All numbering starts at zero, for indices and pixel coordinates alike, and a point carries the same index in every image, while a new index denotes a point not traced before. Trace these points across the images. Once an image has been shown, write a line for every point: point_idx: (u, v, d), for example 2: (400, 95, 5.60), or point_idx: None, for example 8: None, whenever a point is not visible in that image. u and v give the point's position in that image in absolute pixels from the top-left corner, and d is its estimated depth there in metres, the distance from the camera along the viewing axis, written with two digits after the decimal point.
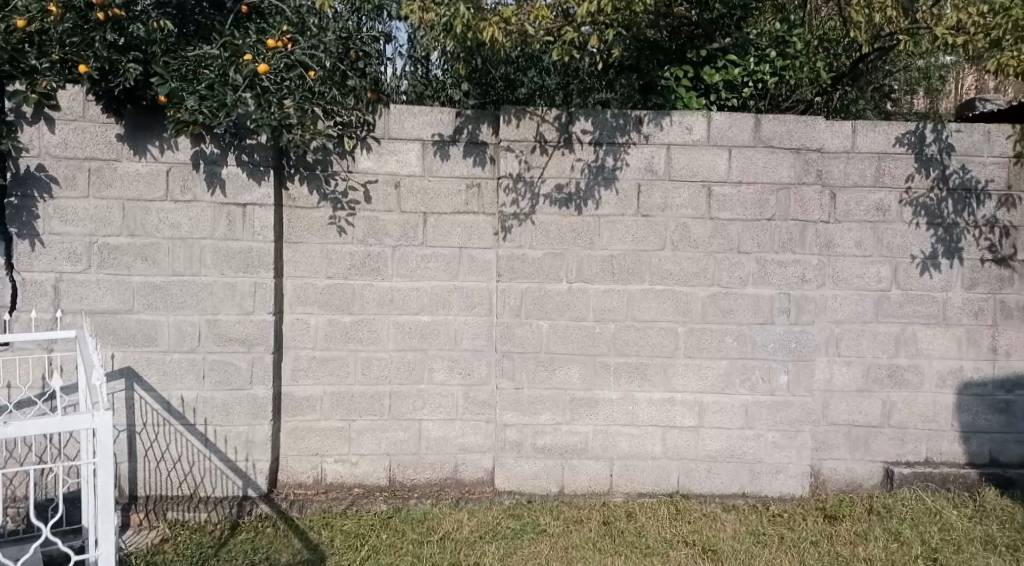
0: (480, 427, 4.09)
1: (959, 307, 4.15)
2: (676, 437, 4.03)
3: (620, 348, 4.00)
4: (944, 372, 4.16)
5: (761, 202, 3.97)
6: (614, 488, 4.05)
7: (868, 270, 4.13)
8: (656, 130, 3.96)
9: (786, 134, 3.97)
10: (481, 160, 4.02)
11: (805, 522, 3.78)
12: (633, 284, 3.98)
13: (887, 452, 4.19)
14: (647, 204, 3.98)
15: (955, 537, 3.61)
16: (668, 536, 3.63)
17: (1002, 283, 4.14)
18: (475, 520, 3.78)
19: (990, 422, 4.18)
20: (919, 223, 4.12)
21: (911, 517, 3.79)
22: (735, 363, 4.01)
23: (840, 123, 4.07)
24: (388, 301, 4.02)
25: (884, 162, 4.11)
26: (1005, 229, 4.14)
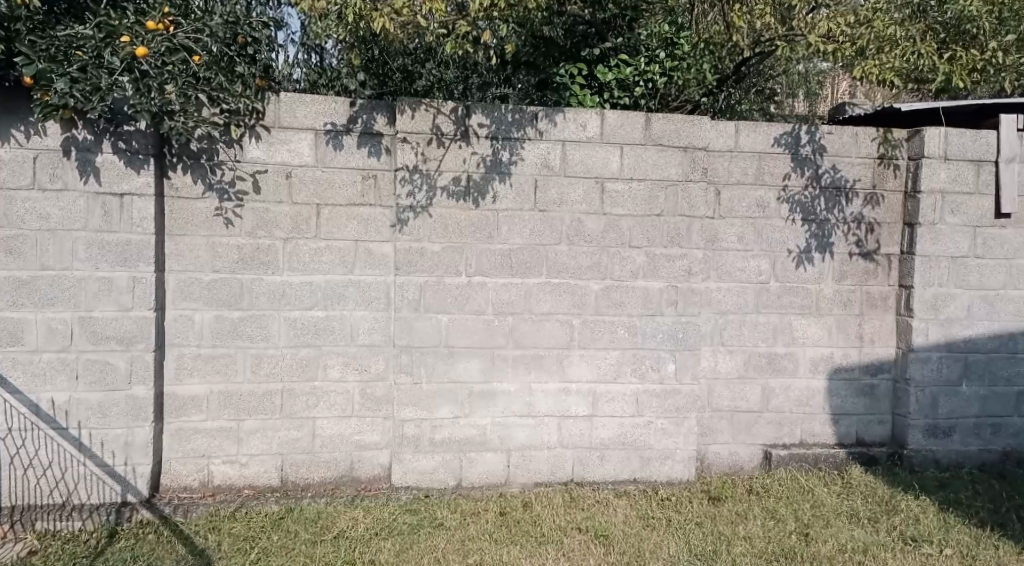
0: (377, 423, 4.03)
1: (830, 298, 4.44)
2: (570, 426, 4.11)
3: (518, 340, 4.04)
4: (816, 359, 4.44)
5: (651, 198, 4.11)
6: (512, 478, 4.08)
7: (749, 263, 4.35)
8: (551, 126, 4.02)
9: (675, 132, 4.11)
10: (376, 151, 3.95)
11: (691, 504, 3.94)
12: (530, 277, 4.03)
13: (766, 435, 4.43)
14: (543, 199, 4.03)
15: (823, 512, 3.83)
16: (563, 523, 3.70)
17: (867, 276, 4.46)
18: (370, 517, 3.73)
19: (857, 405, 4.50)
20: (795, 220, 4.38)
21: (787, 496, 4.01)
22: (626, 354, 4.12)
23: (724, 123, 4.26)
24: (280, 295, 3.90)
25: (764, 161, 4.34)
26: (870, 225, 4.46)
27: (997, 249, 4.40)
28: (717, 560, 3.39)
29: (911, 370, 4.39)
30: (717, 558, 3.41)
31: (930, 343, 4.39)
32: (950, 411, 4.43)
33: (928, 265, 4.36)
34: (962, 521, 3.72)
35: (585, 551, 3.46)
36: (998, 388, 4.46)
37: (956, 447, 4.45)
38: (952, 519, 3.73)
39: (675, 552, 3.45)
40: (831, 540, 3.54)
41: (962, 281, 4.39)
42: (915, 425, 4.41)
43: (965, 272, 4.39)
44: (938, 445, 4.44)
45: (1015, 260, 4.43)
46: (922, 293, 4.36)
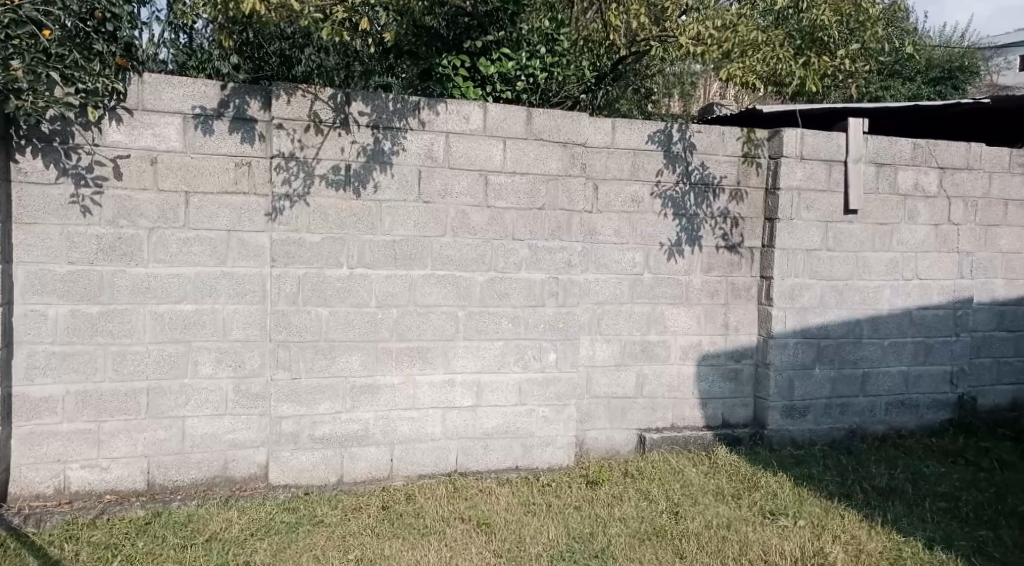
0: (253, 420, 3.88)
1: (699, 289, 4.68)
2: (454, 418, 4.12)
3: (401, 333, 4.00)
4: (687, 346, 4.67)
5: (533, 191, 4.17)
6: (394, 472, 4.05)
7: (625, 256, 4.51)
8: (433, 117, 4.00)
9: (555, 128, 4.19)
10: (250, 138, 3.79)
11: (570, 489, 4.04)
12: (414, 269, 3.99)
13: (641, 420, 4.62)
14: (426, 190, 4.00)
15: (692, 491, 4.02)
16: (446, 513, 3.70)
17: (732, 268, 4.73)
18: (245, 518, 3.59)
19: (724, 389, 4.77)
20: (667, 214, 4.58)
21: (659, 478, 4.18)
22: (509, 344, 4.18)
23: (601, 120, 4.39)
24: (145, 289, 3.67)
25: (639, 157, 4.50)
26: (735, 220, 4.72)
27: (846, 243, 4.78)
28: (592, 541, 3.45)
29: (771, 355, 4.70)
30: (592, 540, 3.47)
31: (787, 329, 4.71)
32: (804, 393, 4.78)
33: (786, 257, 4.68)
34: (813, 493, 3.99)
35: (467, 540, 3.46)
36: (846, 371, 4.85)
37: (810, 426, 4.81)
38: (805, 491, 4.00)
39: (554, 536, 3.50)
40: (698, 517, 3.70)
41: (815, 273, 4.74)
42: (774, 406, 4.73)
43: (817, 263, 4.74)
44: (794, 425, 4.78)
45: (861, 253, 4.83)
46: (781, 283, 4.67)
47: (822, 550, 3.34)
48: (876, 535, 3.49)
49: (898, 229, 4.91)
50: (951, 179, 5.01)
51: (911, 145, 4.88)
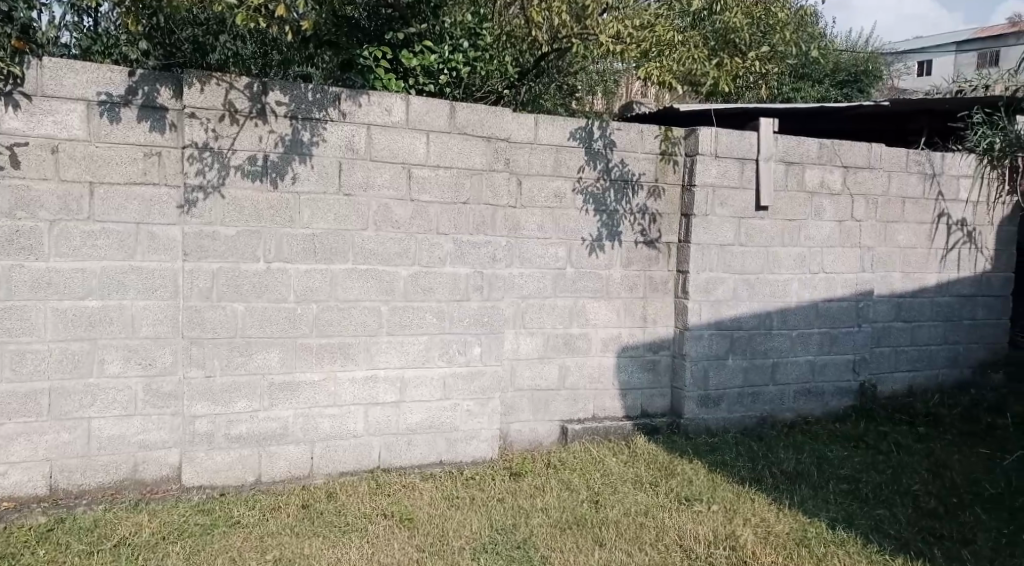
0: (165, 421, 3.73)
1: (619, 283, 4.78)
2: (377, 414, 4.07)
3: (322, 329, 3.92)
4: (607, 339, 4.77)
5: (457, 185, 4.15)
6: (315, 470, 3.98)
7: (548, 250, 4.55)
8: (354, 109, 3.93)
9: (478, 122, 4.19)
10: (160, 127, 3.63)
11: (493, 482, 4.06)
12: (335, 263, 3.92)
13: (563, 411, 4.68)
14: (347, 183, 3.93)
15: (612, 480, 4.10)
16: (368, 510, 3.66)
17: (651, 262, 4.85)
18: (156, 521, 3.45)
19: (642, 381, 4.89)
20: (588, 210, 4.65)
21: (580, 468, 4.25)
22: (433, 339, 4.16)
23: (524, 116, 4.41)
24: (45, 284, 3.48)
25: (561, 153, 4.55)
26: (653, 216, 4.84)
27: (757, 239, 4.97)
28: (515, 533, 3.48)
29: (687, 346, 4.84)
30: (515, 531, 3.50)
31: (702, 322, 4.86)
32: (718, 382, 4.96)
33: (701, 252, 4.82)
34: (727, 479, 4.13)
35: (389, 536, 3.42)
36: (757, 361, 5.05)
37: (723, 414, 4.98)
38: (719, 477, 4.13)
39: (477, 529, 3.51)
40: (617, 505, 3.78)
41: (728, 267, 4.90)
42: (690, 396, 4.88)
43: (731, 258, 4.91)
44: (709, 414, 4.94)
45: (771, 248, 5.02)
46: (696, 277, 4.82)
47: (734, 532, 3.46)
48: (783, 517, 3.64)
49: (806, 225, 5.13)
50: (853, 178, 5.27)
51: (817, 145, 5.11)
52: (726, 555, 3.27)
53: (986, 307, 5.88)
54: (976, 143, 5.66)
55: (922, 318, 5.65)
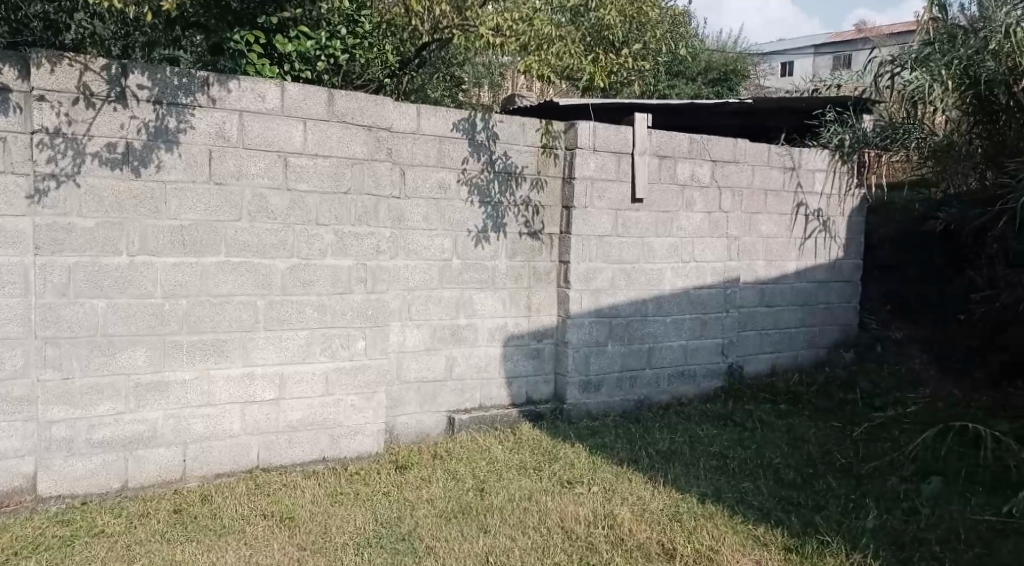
0: (16, 428, 3.43)
1: (503, 274, 4.82)
2: (254, 412, 3.93)
3: (193, 325, 3.74)
4: (493, 329, 4.81)
5: (336, 175, 4.06)
6: (188, 474, 3.79)
7: (433, 242, 4.53)
8: (225, 94, 3.75)
9: (358, 110, 4.11)
10: (5, 109, 3.33)
11: (378, 476, 4.02)
12: (206, 256, 3.74)
13: (450, 402, 4.68)
14: (218, 172, 3.76)
15: (497, 468, 4.14)
16: (246, 512, 3.53)
17: (534, 253, 4.92)
18: (8, 536, 3.19)
19: (526, 369, 4.96)
20: (473, 201, 4.66)
21: (466, 457, 4.27)
22: (314, 333, 4.05)
23: (406, 105, 4.36)
24: None
25: (444, 144, 4.52)
26: (536, 207, 4.91)
27: (633, 229, 5.15)
28: (399, 526, 3.45)
29: (569, 334, 4.96)
30: (400, 523, 3.47)
31: (583, 310, 4.99)
32: (599, 368, 5.11)
33: (581, 243, 4.94)
34: (606, 461, 4.26)
35: (269, 537, 3.31)
36: (635, 347, 5.24)
37: (603, 399, 5.14)
38: (599, 460, 4.26)
39: (361, 524, 3.46)
40: (502, 492, 3.82)
41: (607, 257, 5.05)
42: (572, 382, 5.00)
43: (609, 248, 5.06)
44: (590, 399, 5.09)
45: (646, 238, 5.22)
46: (577, 267, 4.93)
47: (612, 511, 3.58)
48: (659, 495, 3.79)
49: (678, 216, 5.36)
50: (721, 171, 5.55)
51: (688, 140, 5.34)
52: (605, 534, 3.37)
53: (839, 292, 6.34)
54: (828, 138, 6.25)
55: (783, 303, 6.04)
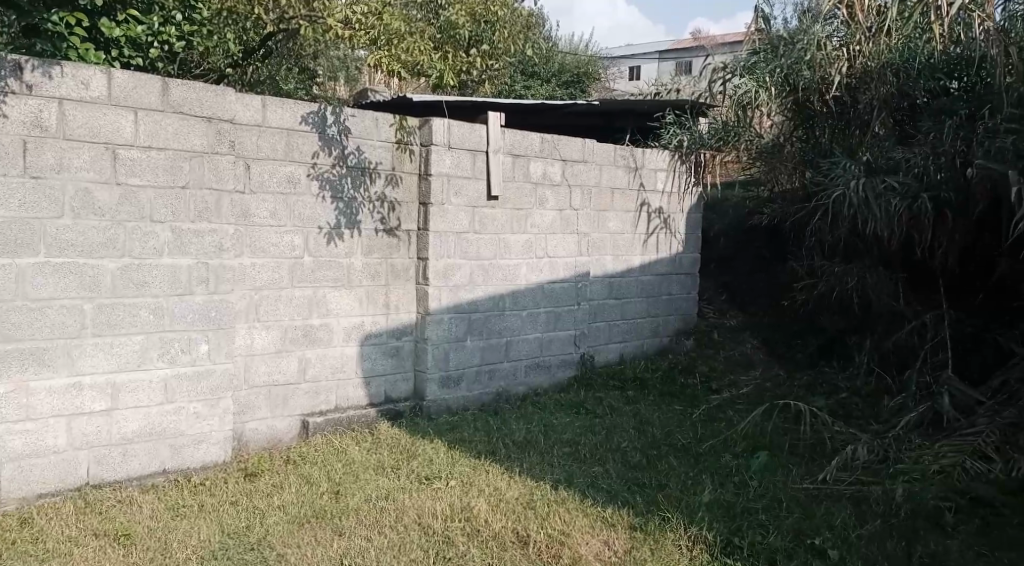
0: None
1: (360, 271, 4.74)
2: (83, 425, 3.64)
3: (7, 333, 3.41)
4: (349, 328, 4.71)
5: (173, 168, 3.83)
6: (5, 495, 3.45)
7: (282, 239, 4.37)
8: (41, 80, 3.45)
9: (196, 101, 3.90)
10: None
11: (225, 485, 3.83)
12: (22, 257, 3.42)
13: (303, 405, 4.53)
14: (34, 165, 3.45)
15: (354, 468, 4.05)
16: (74, 533, 3.26)
17: (391, 250, 4.87)
18: None
19: (384, 366, 4.90)
20: (325, 197, 4.54)
21: (321, 460, 4.16)
22: (152, 338, 3.81)
23: (250, 97, 4.18)
24: None
25: (292, 138, 4.38)
26: (392, 204, 4.85)
27: (489, 226, 5.20)
28: (247, 535, 3.31)
29: (428, 330, 4.94)
30: (248, 533, 3.34)
31: (442, 307, 4.99)
32: (457, 363, 5.13)
33: (439, 239, 4.93)
34: (464, 454, 4.28)
35: (100, 558, 3.08)
36: (492, 341, 5.31)
37: (462, 394, 5.17)
38: (457, 453, 4.28)
39: (205, 537, 3.29)
40: (358, 493, 3.74)
41: (464, 253, 5.08)
42: (431, 378, 4.99)
43: (466, 244, 5.09)
44: (450, 394, 5.10)
45: (502, 235, 5.29)
46: (435, 263, 4.92)
47: (469, 505, 3.60)
48: (514, 484, 3.86)
49: (531, 213, 5.48)
50: (572, 170, 5.73)
51: (539, 140, 5.47)
52: (460, 527, 3.40)
53: (680, 284, 6.72)
54: (668, 140, 6.62)
55: (630, 295, 6.31)
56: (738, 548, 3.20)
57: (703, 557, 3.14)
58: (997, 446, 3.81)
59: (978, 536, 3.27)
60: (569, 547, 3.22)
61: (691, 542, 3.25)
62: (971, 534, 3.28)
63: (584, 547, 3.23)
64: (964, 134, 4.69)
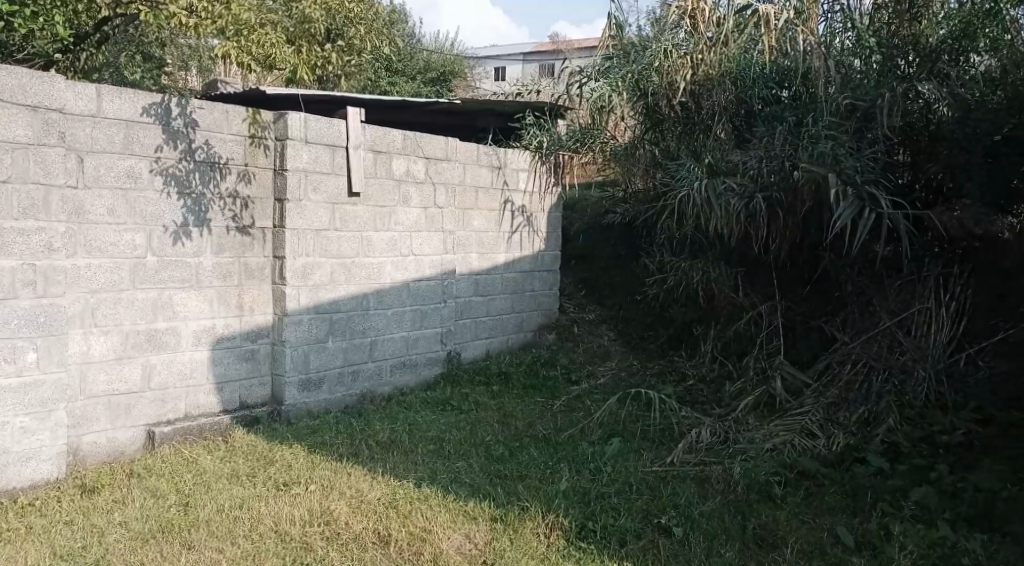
0: None
1: (210, 271, 4.52)
2: None
3: None
4: (199, 331, 4.48)
5: None
6: None
7: (122, 238, 4.10)
8: None
9: (19, 88, 3.59)
10: None
11: (57, 505, 3.55)
12: None
13: (149, 414, 4.27)
14: None
15: (205, 478, 3.86)
16: None
17: (244, 248, 4.68)
18: None
19: (239, 371, 4.71)
20: (170, 193, 4.31)
21: (169, 471, 3.94)
22: None
23: (82, 85, 3.89)
24: None
25: (132, 130, 4.12)
26: (244, 201, 4.66)
27: (351, 223, 5.11)
28: (83, 557, 3.08)
29: (286, 332, 4.79)
30: (85, 553, 3.11)
31: (300, 307, 4.85)
32: (319, 365, 5.01)
33: (297, 237, 4.79)
34: (324, 457, 4.18)
35: None
36: (355, 341, 5.23)
37: (323, 396, 5.05)
38: (317, 457, 4.17)
39: (35, 561, 3.04)
40: (209, 504, 3.56)
41: (325, 251, 4.96)
42: (290, 382, 4.84)
43: (327, 242, 4.97)
44: (310, 397, 4.97)
45: (364, 233, 5.21)
46: (293, 262, 4.78)
47: (329, 508, 3.52)
48: (376, 485, 3.81)
49: (395, 211, 5.43)
50: (435, 168, 5.73)
51: (401, 137, 5.43)
52: (319, 532, 3.32)
53: (542, 280, 6.86)
54: (529, 140, 6.72)
55: (495, 292, 6.39)
56: (592, 531, 3.32)
57: (560, 544, 3.24)
58: (820, 422, 4.39)
59: (803, 506, 3.58)
60: (430, 544, 3.22)
61: (549, 529, 3.35)
62: (797, 504, 3.59)
63: (446, 542, 3.25)
64: (790, 140, 5.20)
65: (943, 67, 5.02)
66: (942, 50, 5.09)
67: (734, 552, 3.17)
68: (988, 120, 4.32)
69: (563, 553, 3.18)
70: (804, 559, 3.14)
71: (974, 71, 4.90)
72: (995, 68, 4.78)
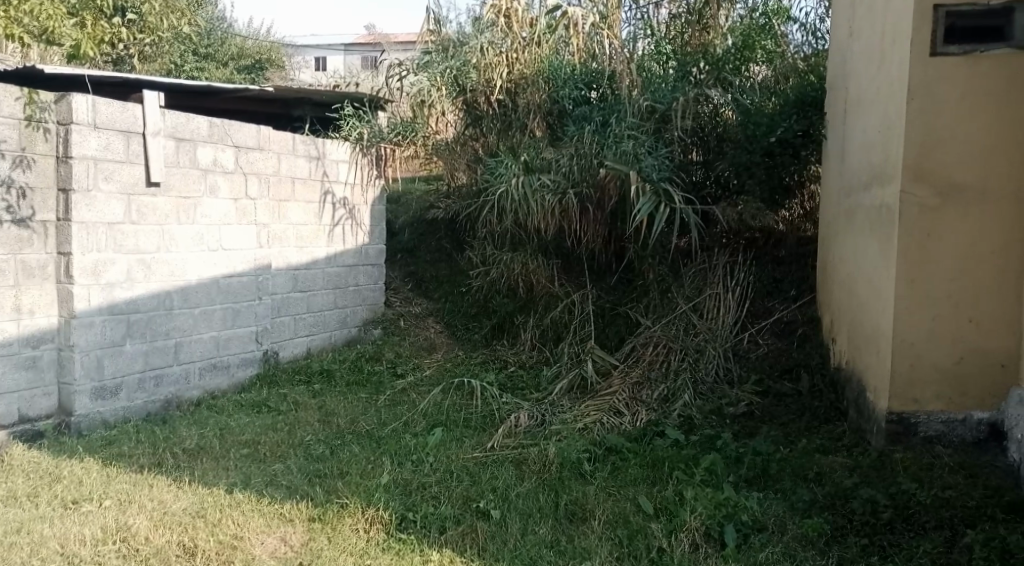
0: None
1: None
2: None
3: None
4: None
5: None
6: None
7: None
8: None
9: None
10: None
11: None
12: None
13: None
14: None
15: None
16: None
17: (21, 244, 4.21)
18: None
19: (17, 381, 4.23)
20: None
21: None
22: None
23: None
24: None
25: None
26: (21, 191, 4.20)
27: (149, 217, 4.74)
28: None
29: (74, 336, 4.36)
30: None
31: (92, 307, 4.44)
32: (115, 371, 4.61)
33: (85, 230, 4.38)
34: (121, 470, 3.85)
35: None
36: (157, 344, 4.87)
37: (121, 404, 4.66)
38: (113, 470, 3.83)
39: None
40: None
41: (118, 246, 4.57)
42: (81, 390, 4.42)
43: (122, 237, 4.58)
44: (104, 406, 4.57)
45: (165, 226, 4.87)
46: (81, 259, 4.36)
47: (126, 523, 3.26)
48: (182, 495, 3.57)
49: (201, 203, 5.11)
50: (245, 158, 5.47)
51: (207, 124, 5.12)
52: (115, 550, 3.07)
53: (366, 275, 6.72)
54: (348, 132, 6.50)
55: (315, 287, 6.18)
56: (412, 522, 3.31)
57: (379, 537, 3.22)
58: (626, 401, 4.66)
59: (611, 479, 3.79)
60: (242, 550, 3.08)
61: (368, 523, 3.31)
62: (605, 478, 3.79)
63: (258, 547, 3.12)
64: (597, 139, 5.51)
65: (727, 76, 5.73)
66: (727, 59, 5.81)
67: (547, 529, 3.29)
68: (764, 125, 5.08)
69: (382, 546, 3.15)
70: (609, 529, 3.31)
71: (753, 80, 5.73)
72: (770, 79, 5.72)
